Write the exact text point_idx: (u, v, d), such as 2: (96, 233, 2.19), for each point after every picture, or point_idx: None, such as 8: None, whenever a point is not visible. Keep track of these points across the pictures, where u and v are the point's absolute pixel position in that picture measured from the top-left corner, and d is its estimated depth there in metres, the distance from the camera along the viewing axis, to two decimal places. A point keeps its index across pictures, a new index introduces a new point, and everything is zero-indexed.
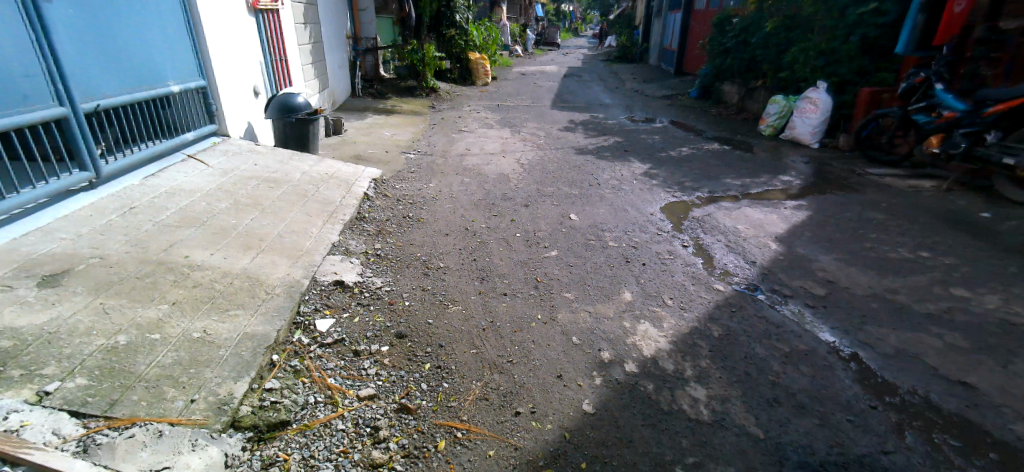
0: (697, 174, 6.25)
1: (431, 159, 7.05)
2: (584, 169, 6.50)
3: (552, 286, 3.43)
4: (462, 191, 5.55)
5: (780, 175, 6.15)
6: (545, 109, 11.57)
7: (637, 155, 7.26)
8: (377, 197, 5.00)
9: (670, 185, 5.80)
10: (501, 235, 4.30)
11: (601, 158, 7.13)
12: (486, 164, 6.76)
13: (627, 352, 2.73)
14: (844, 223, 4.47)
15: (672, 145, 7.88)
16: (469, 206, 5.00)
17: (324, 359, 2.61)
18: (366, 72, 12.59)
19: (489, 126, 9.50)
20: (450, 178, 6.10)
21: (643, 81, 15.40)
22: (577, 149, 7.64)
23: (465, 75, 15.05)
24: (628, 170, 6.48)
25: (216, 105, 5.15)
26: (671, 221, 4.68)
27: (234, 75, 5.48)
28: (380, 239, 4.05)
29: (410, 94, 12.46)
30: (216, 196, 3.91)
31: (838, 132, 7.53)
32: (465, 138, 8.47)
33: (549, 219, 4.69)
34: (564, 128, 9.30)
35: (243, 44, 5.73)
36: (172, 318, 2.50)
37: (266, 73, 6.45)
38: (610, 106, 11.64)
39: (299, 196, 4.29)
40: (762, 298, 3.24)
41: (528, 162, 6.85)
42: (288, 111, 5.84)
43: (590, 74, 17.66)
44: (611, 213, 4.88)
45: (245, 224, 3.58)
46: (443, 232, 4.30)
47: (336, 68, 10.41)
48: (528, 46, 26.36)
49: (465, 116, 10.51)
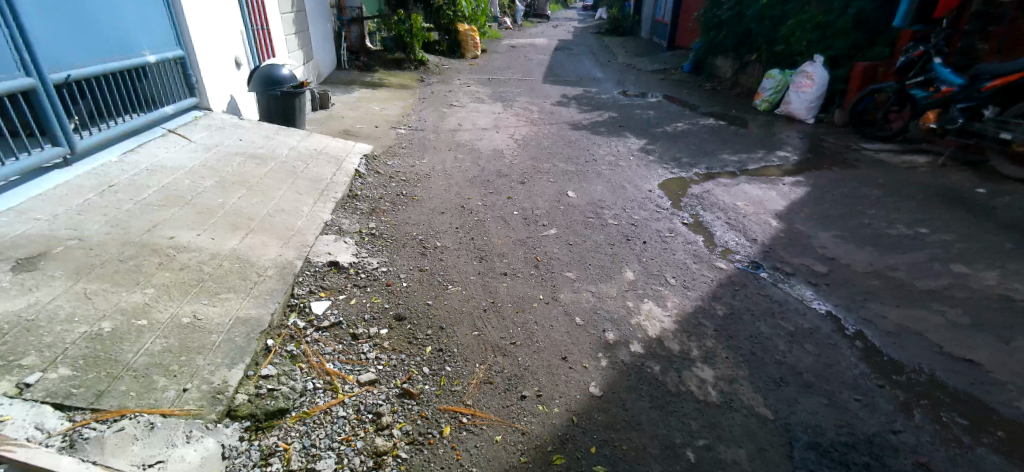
0: (693, 150, 6.19)
1: (422, 136, 6.88)
2: (579, 145, 6.39)
3: (551, 263, 3.39)
4: (456, 168, 5.41)
5: (777, 151, 6.13)
6: (536, 83, 11.39)
7: (632, 131, 7.19)
8: (369, 174, 4.85)
9: (667, 164, 5.76)
10: (497, 213, 4.20)
11: (596, 133, 7.03)
12: (478, 140, 6.63)
13: (632, 332, 2.68)
14: (842, 200, 4.45)
15: (666, 120, 7.80)
16: (464, 183, 4.89)
17: (322, 344, 2.52)
18: (352, 44, 12.25)
19: (480, 100, 9.30)
20: (443, 155, 5.96)
21: (636, 55, 15.18)
22: (571, 124, 7.52)
23: (454, 47, 14.61)
24: (624, 145, 6.41)
25: (195, 76, 4.92)
26: (670, 200, 4.66)
27: (213, 46, 5.24)
28: (374, 218, 3.92)
29: (397, 67, 12.18)
30: (203, 173, 3.77)
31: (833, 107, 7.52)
32: (456, 112, 8.29)
33: (546, 196, 4.60)
34: (556, 103, 9.17)
35: (222, 13, 5.47)
36: (158, 303, 2.37)
37: (249, 44, 6.20)
38: (602, 81, 11.48)
39: (287, 174, 4.13)
40: (765, 276, 3.21)
41: (522, 138, 6.72)
42: (273, 84, 5.62)
43: (580, 47, 17.37)
44: (609, 191, 4.83)
45: (232, 203, 3.44)
46: (439, 210, 4.19)
47: (320, 40, 10.11)
48: (518, 19, 25.72)
49: (455, 91, 10.28)
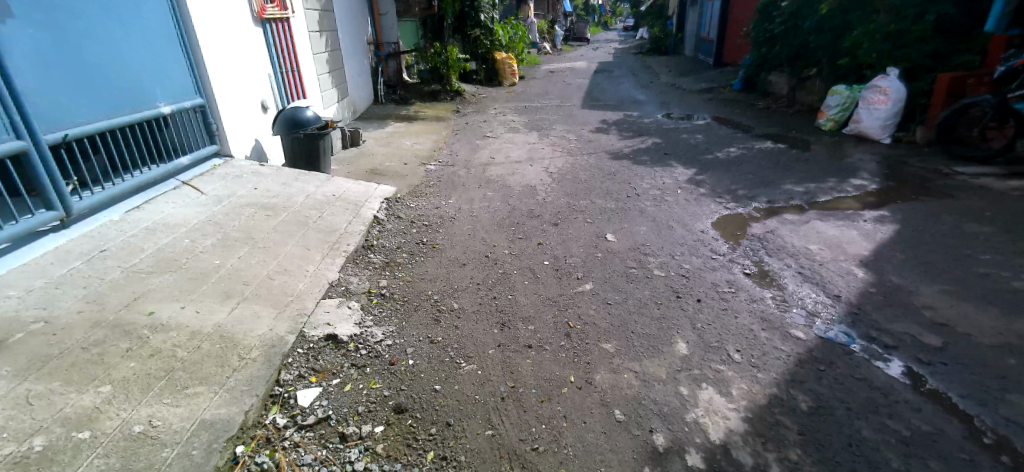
0: (749, 182, 5.64)
1: (453, 173, 6.63)
2: (619, 178, 5.96)
3: (595, 339, 2.84)
4: (483, 208, 5.01)
5: (851, 179, 5.66)
6: (575, 109, 11.03)
7: (678, 159, 6.68)
8: (389, 219, 4.48)
9: (720, 198, 5.23)
10: (526, 263, 3.74)
11: (638, 163, 6.59)
12: (510, 175, 6.34)
13: (688, 436, 2.17)
14: (935, 250, 3.84)
15: (716, 146, 7.25)
16: (491, 225, 4.51)
17: (301, 451, 2.08)
18: (389, 78, 12.27)
19: (515, 130, 9.06)
20: (472, 193, 5.61)
21: (679, 74, 14.65)
22: (611, 153, 7.10)
23: (491, 76, 14.63)
24: (670, 176, 5.92)
25: (215, 123, 4.67)
26: (727, 242, 4.20)
27: (236, 89, 5.06)
28: (387, 273, 3.49)
29: (433, 99, 12.15)
30: (199, 227, 3.40)
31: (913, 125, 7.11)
32: (489, 144, 8.06)
33: (582, 241, 4.19)
34: (595, 129, 8.76)
35: (247, 56, 5.32)
36: (110, 406, 2.00)
37: (277, 87, 6.09)
38: (644, 103, 11.01)
39: (299, 223, 3.76)
40: (857, 350, 2.79)
41: (557, 171, 6.36)
42: (295, 126, 5.40)
43: (620, 68, 16.98)
44: (654, 232, 4.41)
45: (229, 265, 3.00)
46: (460, 262, 3.74)
47: (355, 76, 10.09)
48: (558, 43, 25.58)
49: (490, 121, 10.11)
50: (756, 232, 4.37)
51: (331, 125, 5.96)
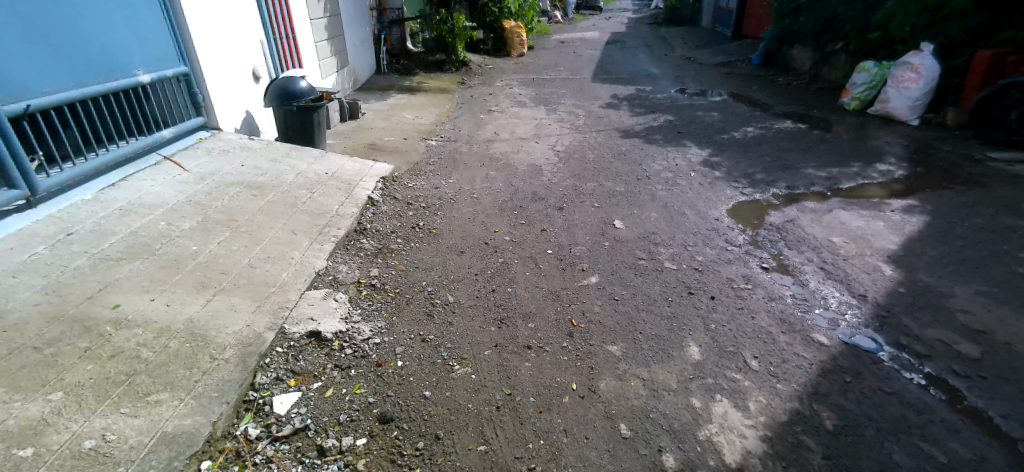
0: (768, 167, 5.38)
1: (456, 149, 6.40)
2: (629, 159, 5.71)
3: (601, 341, 2.63)
4: (484, 189, 4.80)
5: (877, 165, 5.39)
6: (585, 82, 10.67)
7: (692, 139, 6.40)
8: (385, 201, 4.23)
9: (736, 182, 4.99)
10: (528, 251, 3.57)
11: (650, 142, 6.33)
12: (515, 153, 6.12)
13: (699, 456, 1.99)
14: (967, 247, 3.63)
15: (732, 126, 6.95)
16: (492, 209, 4.31)
17: (274, 467, 1.88)
18: (393, 47, 11.89)
19: (522, 104, 8.78)
20: (474, 171, 5.44)
21: (694, 47, 14.21)
22: (622, 132, 6.83)
23: (499, 46, 14.03)
24: (683, 158, 5.67)
25: (202, 94, 4.40)
26: (742, 232, 3.98)
27: (225, 57, 4.77)
28: (379, 260, 3.30)
29: (438, 69, 11.78)
30: (178, 208, 3.17)
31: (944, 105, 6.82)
32: (494, 119, 7.81)
33: (588, 228, 4.00)
34: (605, 105, 8.47)
35: (237, 21, 5.00)
36: (60, 418, 1.80)
37: (270, 54, 5.79)
38: (657, 78, 10.63)
39: (286, 204, 3.53)
40: (886, 358, 2.58)
41: (565, 150, 6.13)
42: (287, 98, 5.13)
43: (633, 40, 16.47)
44: (664, 219, 4.19)
45: (209, 250, 2.78)
46: (457, 249, 3.56)
47: (357, 43, 9.72)
48: (569, 12, 24.86)
49: (496, 94, 9.81)
50: (772, 222, 4.13)
51: (325, 97, 5.68)
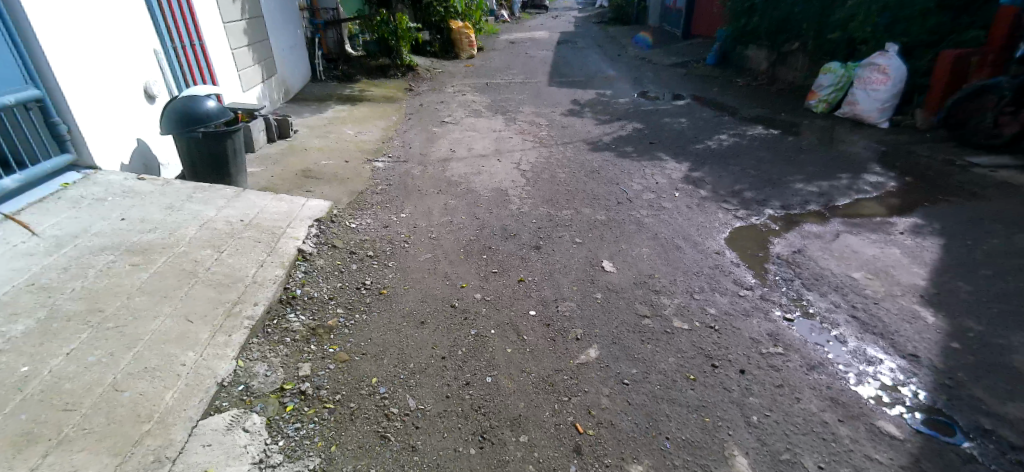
0: (753, 181, 4.85)
1: (408, 171, 5.68)
2: (603, 177, 5.18)
3: (618, 460, 2.04)
4: (445, 226, 4.19)
5: (864, 174, 4.92)
6: (542, 87, 10.17)
7: (667, 152, 5.96)
8: (319, 252, 3.51)
9: (726, 200, 4.49)
10: (504, 317, 2.95)
11: (622, 157, 5.86)
12: (476, 173, 5.50)
13: None
14: (997, 274, 3.19)
15: (703, 137, 6.58)
16: (455, 254, 3.67)
17: None
18: (329, 50, 10.97)
19: (478, 114, 8.15)
20: (431, 200, 4.79)
21: (648, 46, 13.98)
22: (589, 145, 6.34)
23: (447, 47, 13.24)
24: (661, 174, 5.18)
25: (65, 124, 3.60)
26: (751, 268, 3.43)
27: (104, 77, 3.94)
28: (314, 346, 2.66)
29: (381, 75, 10.90)
30: (17, 306, 2.46)
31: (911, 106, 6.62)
32: (449, 133, 7.15)
33: (574, 273, 3.42)
34: (567, 115, 8.01)
35: (114, 29, 4.10)
36: None
37: (169, 65, 4.89)
38: (616, 83, 10.27)
39: (176, 282, 2.80)
40: (975, 452, 2.04)
41: (530, 169, 5.55)
42: (190, 123, 4.22)
43: (586, 39, 16.12)
44: (658, 256, 3.65)
45: (55, 374, 2.14)
46: (418, 320, 2.90)
47: (287, 49, 8.76)
48: (518, 11, 24.40)
49: (448, 102, 9.11)
50: (779, 256, 3.55)
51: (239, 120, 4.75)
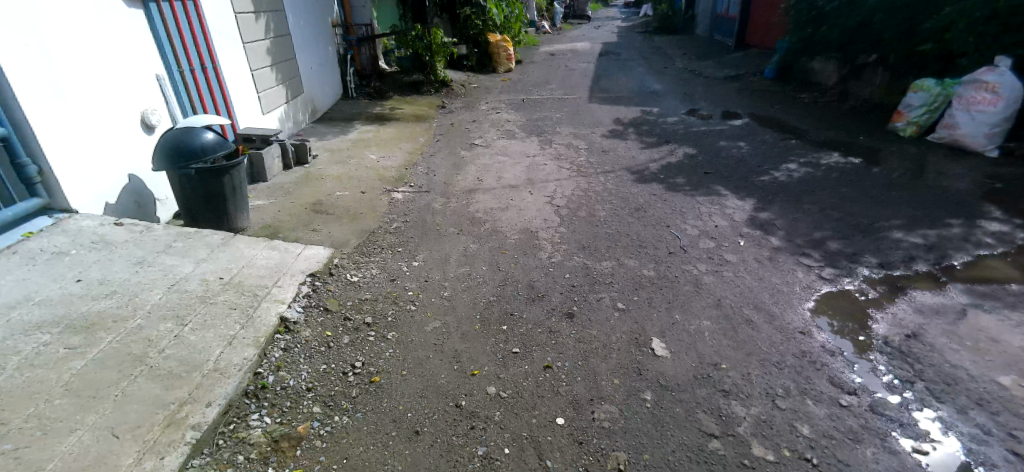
0: (838, 225, 4.30)
1: (428, 203, 5.08)
2: (653, 218, 4.52)
3: None
4: (464, 274, 3.60)
5: (976, 232, 4.16)
6: (581, 102, 9.54)
7: (726, 186, 5.25)
8: (308, 319, 2.82)
9: (805, 252, 3.93)
10: (520, 429, 2.26)
11: (674, 191, 5.18)
12: (506, 207, 4.92)
13: None
14: None
15: (768, 167, 5.82)
16: (469, 324, 2.96)
17: None
18: (363, 67, 10.48)
19: (511, 135, 7.59)
20: (454, 239, 4.23)
21: (696, 57, 13.15)
22: (635, 175, 5.69)
23: (484, 61, 12.75)
24: (723, 218, 4.48)
25: (36, 165, 3.05)
26: (852, 357, 2.79)
27: (90, 106, 3.39)
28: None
29: (414, 92, 10.49)
30: None
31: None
32: (479, 157, 6.62)
33: (619, 348, 2.80)
34: (609, 136, 7.36)
35: (106, 52, 3.58)
36: None
37: (175, 91, 4.30)
38: (663, 98, 9.54)
39: (112, 378, 2.14)
40: None
41: (566, 203, 4.94)
42: (183, 158, 3.57)
43: (628, 49, 15.38)
44: (724, 331, 2.98)
45: None
46: (412, 429, 2.23)
47: (314, 67, 8.30)
48: (557, 20, 23.77)
49: (481, 120, 8.60)
50: (887, 341, 2.91)
51: (240, 151, 4.11)
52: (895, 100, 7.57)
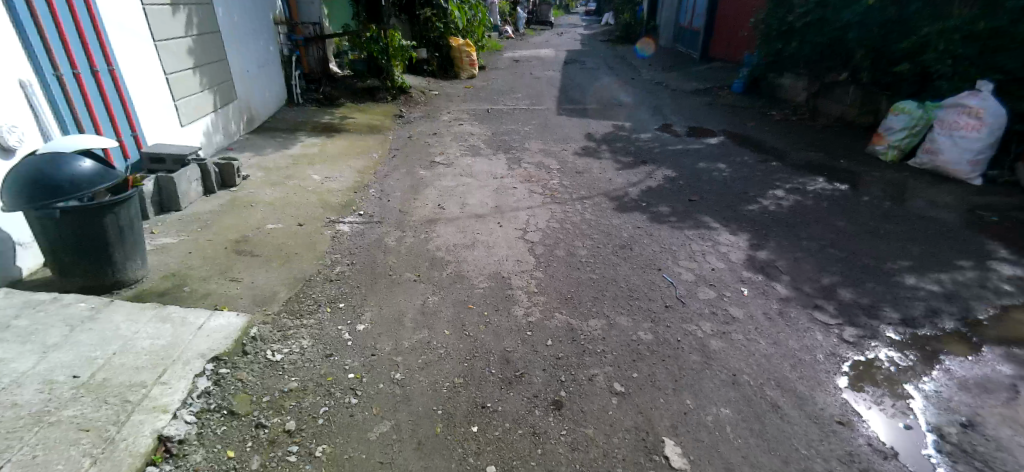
0: (845, 266, 3.81)
1: (381, 237, 4.39)
2: (641, 259, 3.95)
3: None
4: (422, 340, 2.92)
5: (991, 273, 3.75)
6: (549, 114, 8.97)
7: (714, 217, 4.75)
8: (205, 431, 2.17)
9: (818, 304, 3.33)
10: None
11: (659, 223, 4.64)
12: (472, 242, 4.26)
13: None
14: None
15: (754, 194, 5.37)
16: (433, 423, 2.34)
17: None
18: (311, 70, 9.56)
19: (475, 151, 6.92)
20: (410, 291, 3.56)
21: (664, 68, 12.86)
22: (614, 203, 5.13)
23: (445, 66, 12.08)
24: (718, 258, 3.95)
25: None
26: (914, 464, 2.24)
27: None
28: None
29: (368, 98, 9.64)
30: None
31: (1007, 160, 5.60)
32: (440, 177, 5.92)
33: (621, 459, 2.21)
34: (581, 154, 6.80)
35: None
36: None
37: (55, 101, 3.48)
38: (634, 111, 9.08)
39: None
40: None
41: (542, 239, 4.32)
42: (49, 198, 2.79)
43: (594, 58, 14.99)
44: (749, 425, 2.39)
45: None
46: None
47: (252, 69, 7.39)
48: (521, 25, 23.24)
49: (443, 132, 7.89)
50: (943, 436, 2.38)
51: (137, 181, 3.30)
52: (870, 120, 7.32)
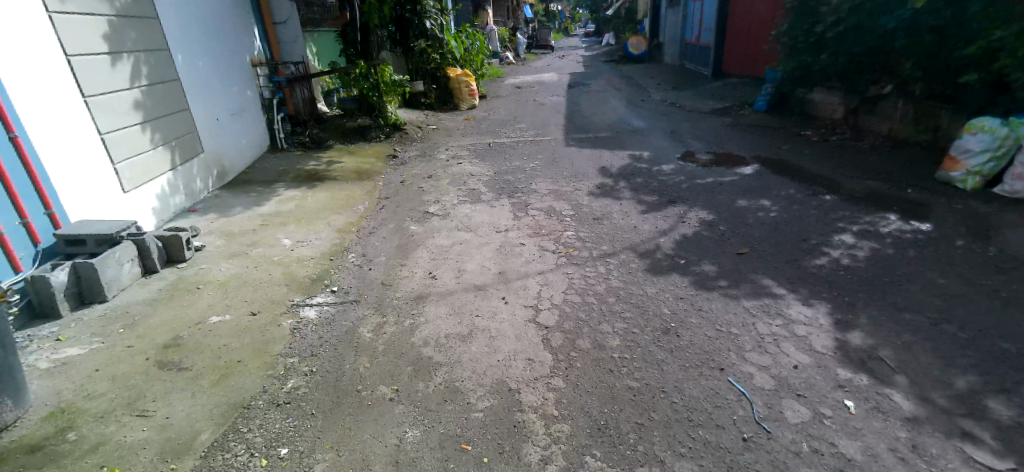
0: (976, 354, 2.81)
1: (354, 326, 3.46)
2: (694, 351, 2.96)
3: None
4: None
5: None
6: (557, 145, 8.08)
7: (777, 279, 3.74)
8: None
9: (967, 431, 2.32)
10: None
11: (706, 290, 3.64)
12: (468, 331, 3.31)
13: None
14: None
15: (817, 241, 4.37)
16: None
17: None
18: (297, 112, 8.67)
19: (475, 196, 6.02)
20: (385, 418, 2.60)
21: (676, 87, 12.00)
22: (644, 261, 4.16)
23: (444, 97, 11.31)
24: (798, 346, 2.94)
25: None
26: None
27: None
28: None
29: (359, 138, 8.81)
30: None
31: None
32: (432, 233, 5.00)
33: None
34: (597, 194, 5.86)
35: None
36: None
37: None
38: (652, 139, 8.15)
39: None
40: None
41: (558, 321, 3.35)
42: None
43: (599, 80, 14.21)
44: None
45: None
46: None
47: (223, 116, 6.57)
48: (520, 49, 22.65)
49: (439, 174, 7.03)
50: None
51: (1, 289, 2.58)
52: (930, 139, 6.33)
